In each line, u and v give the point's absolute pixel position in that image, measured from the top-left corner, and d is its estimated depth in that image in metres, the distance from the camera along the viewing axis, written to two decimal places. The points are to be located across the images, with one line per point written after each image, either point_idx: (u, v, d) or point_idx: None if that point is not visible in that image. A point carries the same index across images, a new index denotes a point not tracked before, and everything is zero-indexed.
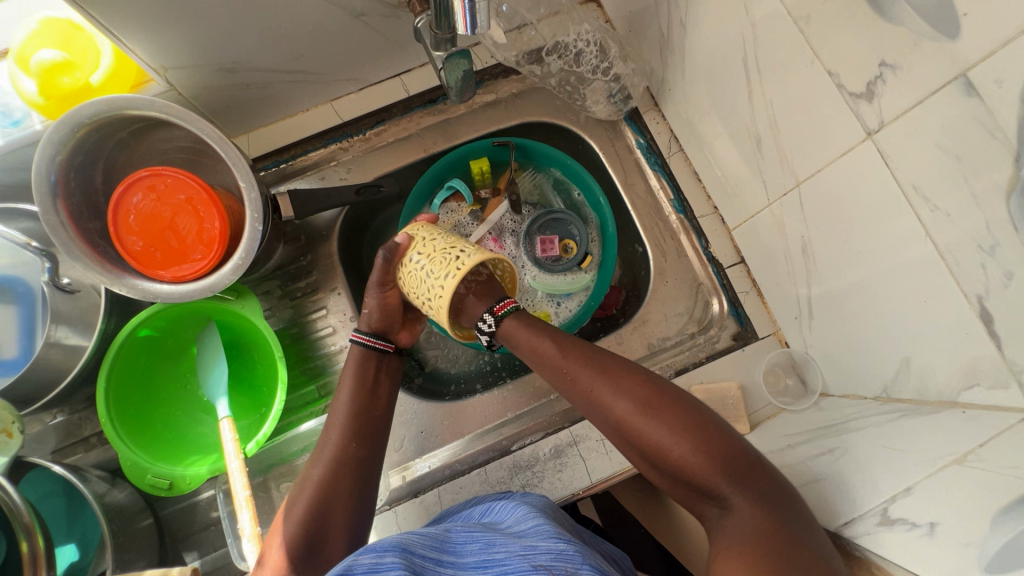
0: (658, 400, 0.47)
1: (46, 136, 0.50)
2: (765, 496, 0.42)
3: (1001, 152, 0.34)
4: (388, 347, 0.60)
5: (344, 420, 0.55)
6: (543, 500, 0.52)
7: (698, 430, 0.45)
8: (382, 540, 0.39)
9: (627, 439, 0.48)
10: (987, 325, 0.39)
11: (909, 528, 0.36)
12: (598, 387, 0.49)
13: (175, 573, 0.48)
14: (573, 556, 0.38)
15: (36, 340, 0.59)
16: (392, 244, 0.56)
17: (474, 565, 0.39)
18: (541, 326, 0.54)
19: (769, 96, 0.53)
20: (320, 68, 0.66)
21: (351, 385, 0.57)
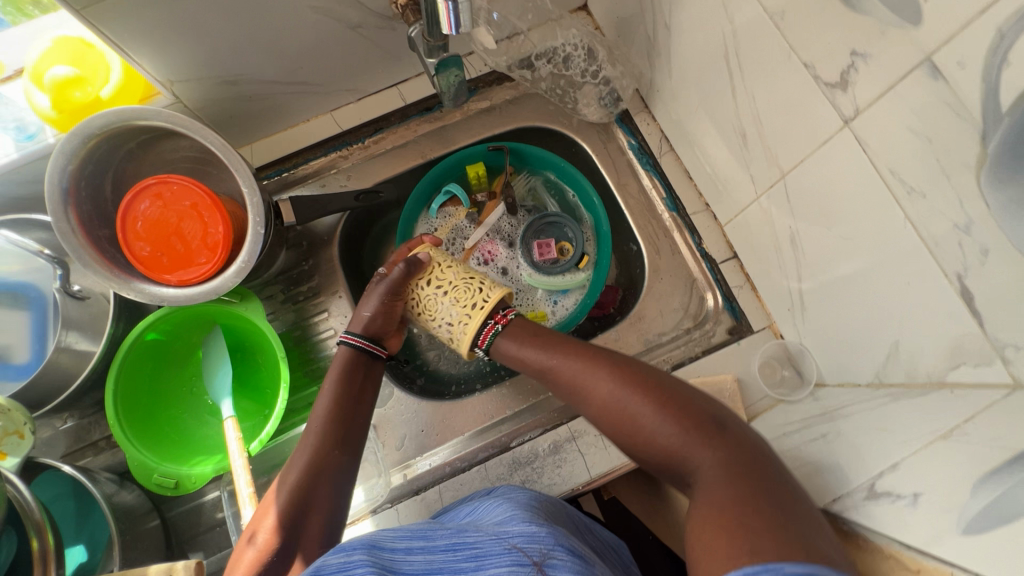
0: (632, 379, 0.48)
1: (59, 147, 0.53)
2: (739, 460, 0.40)
3: (968, 130, 0.35)
4: (382, 352, 0.62)
5: (327, 423, 0.55)
6: (526, 493, 0.53)
7: (674, 403, 0.45)
8: (349, 541, 0.39)
9: (607, 422, 0.48)
10: (969, 303, 0.40)
11: (895, 501, 0.37)
12: (579, 374, 0.50)
13: (179, 567, 0.49)
14: (547, 537, 0.40)
15: (47, 344, 0.61)
16: (414, 260, 0.61)
17: (444, 547, 0.39)
18: (529, 328, 0.56)
19: (751, 91, 0.55)
20: (319, 79, 0.69)
21: (334, 385, 0.58)
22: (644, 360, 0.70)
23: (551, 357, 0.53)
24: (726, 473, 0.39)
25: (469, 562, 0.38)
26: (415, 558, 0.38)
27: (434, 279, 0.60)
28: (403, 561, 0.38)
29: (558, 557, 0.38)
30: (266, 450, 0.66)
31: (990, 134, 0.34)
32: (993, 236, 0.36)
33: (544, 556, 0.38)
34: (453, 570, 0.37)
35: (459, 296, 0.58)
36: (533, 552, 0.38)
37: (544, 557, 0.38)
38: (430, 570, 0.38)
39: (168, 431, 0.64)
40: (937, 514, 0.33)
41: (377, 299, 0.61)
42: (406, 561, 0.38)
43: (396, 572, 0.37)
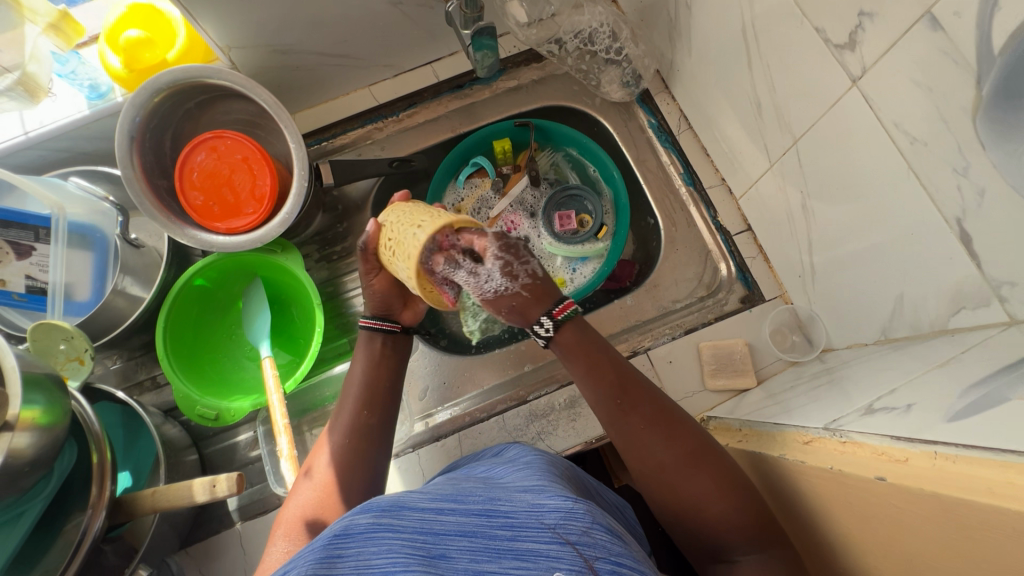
0: (701, 454, 0.50)
1: (131, 100, 0.59)
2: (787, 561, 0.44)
3: (965, 77, 0.38)
4: (394, 326, 0.63)
5: (359, 390, 0.59)
6: (547, 462, 0.53)
7: (737, 493, 0.48)
8: (380, 497, 0.37)
9: (663, 484, 0.50)
10: (967, 246, 0.43)
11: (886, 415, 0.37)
12: (649, 431, 0.51)
13: (224, 479, 0.52)
14: (584, 513, 0.39)
15: (107, 283, 0.66)
16: (367, 233, 0.58)
17: (478, 512, 0.38)
18: (598, 351, 0.54)
19: (767, 62, 0.58)
20: (361, 53, 0.74)
21: (365, 360, 0.62)
22: (659, 325, 0.73)
23: (621, 398, 0.52)
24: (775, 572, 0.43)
25: (504, 532, 0.37)
26: (449, 520, 0.37)
27: (385, 237, 0.55)
28: (437, 522, 0.36)
29: (596, 535, 0.38)
30: (299, 394, 0.71)
31: (984, 78, 0.37)
32: (988, 176, 0.39)
33: (583, 533, 0.38)
34: (488, 537, 0.37)
35: (399, 248, 0.51)
36: (570, 529, 0.38)
37: (583, 534, 0.38)
38: (464, 533, 0.36)
39: (209, 371, 0.69)
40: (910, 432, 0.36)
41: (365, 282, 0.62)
42: (439, 521, 0.36)
43: (432, 535, 0.35)
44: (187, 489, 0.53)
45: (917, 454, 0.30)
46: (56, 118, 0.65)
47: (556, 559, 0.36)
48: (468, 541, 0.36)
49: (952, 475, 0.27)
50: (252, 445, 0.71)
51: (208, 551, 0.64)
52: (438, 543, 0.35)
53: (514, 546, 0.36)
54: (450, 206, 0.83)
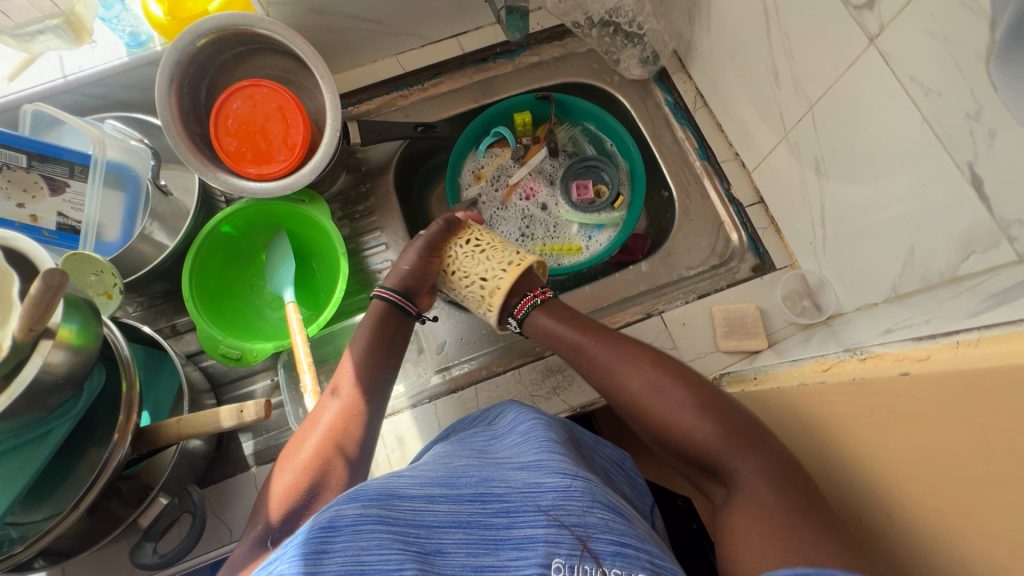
0: (666, 377, 0.53)
1: (175, 42, 0.61)
2: (776, 466, 0.44)
3: (980, 23, 0.41)
4: (412, 309, 0.65)
5: (359, 369, 0.59)
6: (550, 433, 0.50)
7: (710, 406, 0.49)
8: (368, 486, 0.38)
9: (639, 415, 0.53)
10: (978, 189, 0.45)
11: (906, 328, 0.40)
12: (612, 364, 0.56)
13: (251, 407, 0.53)
14: (580, 492, 0.41)
15: (136, 224, 0.68)
16: (452, 218, 0.69)
17: (470, 499, 0.40)
18: (561, 312, 0.62)
19: (786, 32, 0.61)
20: (392, 20, 0.77)
21: (365, 341, 0.61)
22: (672, 289, 0.75)
23: (583, 341, 0.58)
24: (766, 481, 0.43)
25: (500, 520, 0.39)
26: (440, 511, 0.38)
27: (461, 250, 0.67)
28: (428, 513, 0.38)
29: (596, 516, 0.40)
30: (319, 343, 0.73)
31: (998, 21, 0.39)
32: (1000, 117, 0.41)
33: (581, 514, 0.40)
34: (483, 527, 0.38)
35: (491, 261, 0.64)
36: (569, 511, 0.40)
37: (582, 515, 0.40)
38: (457, 524, 0.38)
39: (231, 317, 0.71)
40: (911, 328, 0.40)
41: (415, 254, 0.67)
42: (431, 512, 0.38)
43: (424, 529, 0.37)
44: (214, 414, 0.53)
45: (940, 349, 0.32)
46: (94, 63, 0.66)
47: (555, 544, 0.37)
48: (462, 533, 0.38)
49: (977, 356, 0.29)
50: (268, 393, 0.71)
51: (222, 493, 0.64)
52: (432, 538, 0.36)
53: (511, 535, 0.38)
54: (469, 173, 0.86)
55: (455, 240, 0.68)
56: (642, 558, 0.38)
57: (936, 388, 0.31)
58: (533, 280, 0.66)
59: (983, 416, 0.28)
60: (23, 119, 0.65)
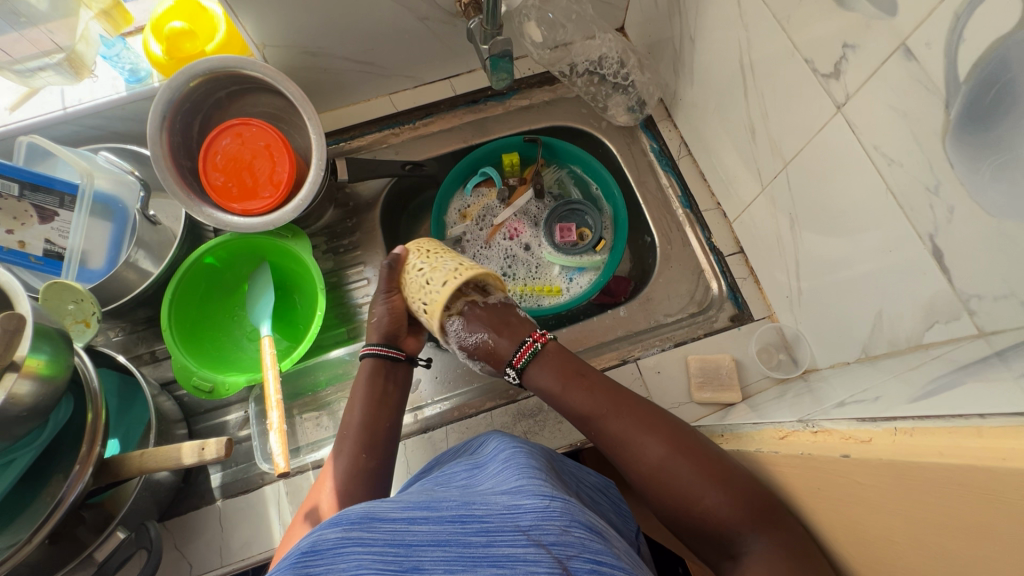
0: (685, 448, 0.50)
1: (169, 83, 0.63)
2: (795, 539, 0.41)
3: (936, 102, 0.41)
4: (399, 355, 0.65)
5: (358, 431, 0.58)
6: (530, 461, 0.49)
7: (722, 475, 0.47)
8: (350, 510, 0.37)
9: (654, 485, 0.50)
10: (939, 261, 0.45)
11: (861, 402, 0.40)
12: (626, 432, 0.53)
13: (212, 445, 0.54)
14: (558, 513, 0.40)
15: (121, 253, 0.69)
16: (393, 255, 0.66)
17: (451, 519, 0.38)
18: (570, 369, 0.59)
19: (762, 93, 0.62)
20: (385, 62, 0.79)
21: (364, 399, 0.61)
22: (650, 336, 0.75)
23: (595, 406, 0.56)
24: (778, 551, 0.40)
25: (479, 538, 0.37)
26: (421, 530, 0.36)
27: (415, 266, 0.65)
28: (408, 532, 0.36)
29: (574, 534, 0.38)
30: (295, 377, 0.73)
31: (951, 102, 0.40)
32: (956, 194, 0.42)
33: (560, 533, 0.38)
34: (463, 545, 0.36)
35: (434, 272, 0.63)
36: (547, 531, 0.38)
37: (560, 534, 0.38)
38: (437, 542, 0.36)
39: (207, 348, 0.71)
40: (861, 402, 0.39)
41: (380, 303, 0.66)
42: (411, 531, 0.36)
43: (404, 547, 0.35)
44: (176, 450, 0.54)
45: (880, 433, 0.32)
46: (94, 96, 0.69)
47: (534, 562, 0.36)
48: (442, 551, 0.36)
49: (912, 445, 0.29)
50: (241, 425, 0.72)
51: (186, 526, 0.64)
52: (411, 556, 0.35)
53: (490, 552, 0.36)
54: (456, 212, 0.88)
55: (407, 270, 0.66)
56: (616, 574, 0.37)
57: (873, 474, 0.31)
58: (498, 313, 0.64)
59: (918, 508, 0.28)
60: (19, 149, 0.67)
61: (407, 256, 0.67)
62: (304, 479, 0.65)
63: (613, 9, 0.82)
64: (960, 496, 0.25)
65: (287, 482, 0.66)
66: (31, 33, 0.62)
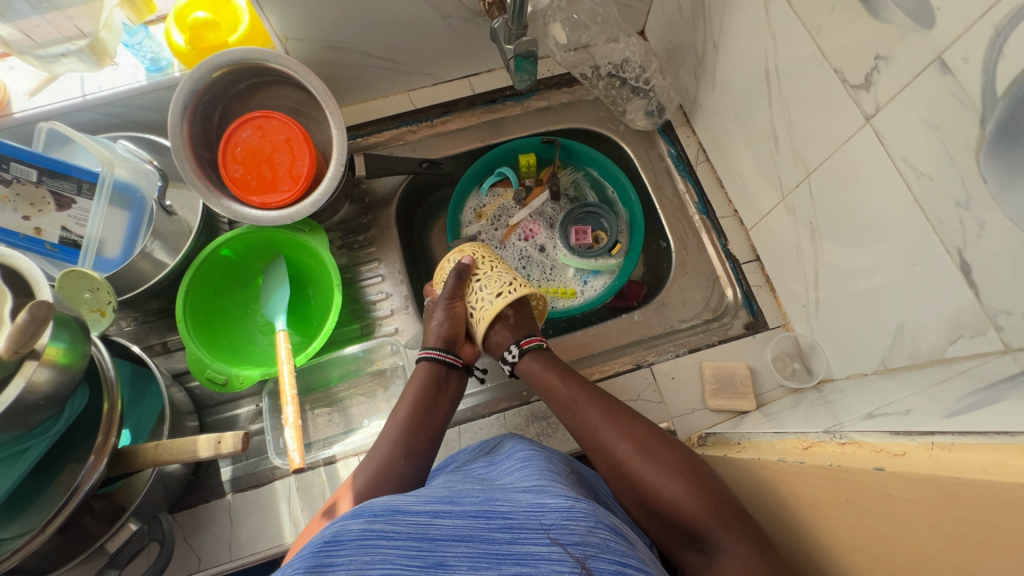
0: (652, 449, 0.53)
1: (192, 73, 0.63)
2: (759, 543, 0.45)
3: (971, 117, 0.41)
4: (456, 361, 0.64)
5: (397, 434, 0.56)
6: (547, 464, 0.50)
7: (687, 474, 0.50)
8: (372, 501, 0.36)
9: (624, 478, 0.53)
10: (966, 275, 0.45)
11: (888, 415, 0.40)
12: (600, 427, 0.56)
13: (229, 439, 0.54)
14: (583, 513, 0.39)
15: (138, 243, 0.69)
16: (461, 264, 0.67)
17: (474, 515, 0.37)
18: (555, 365, 0.61)
19: (786, 102, 0.62)
20: (405, 59, 0.79)
21: (409, 401, 0.59)
22: (664, 341, 0.75)
23: (572, 402, 0.58)
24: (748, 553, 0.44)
25: (503, 535, 0.37)
26: (445, 524, 0.36)
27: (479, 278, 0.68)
28: (432, 526, 0.36)
29: (598, 535, 0.38)
30: (308, 372, 0.73)
31: (987, 117, 0.40)
32: (989, 210, 0.42)
33: (585, 534, 0.38)
34: (486, 542, 0.36)
35: (492, 285, 0.66)
36: (571, 531, 0.38)
37: (585, 534, 0.38)
38: (461, 538, 0.36)
39: (220, 340, 0.71)
40: (889, 415, 0.39)
41: (441, 307, 0.66)
42: (435, 525, 0.36)
43: (428, 541, 0.35)
44: (191, 443, 0.54)
45: (915, 447, 0.32)
46: (114, 85, 0.69)
47: (558, 562, 0.36)
48: (466, 546, 0.35)
49: (952, 461, 0.29)
50: (252, 418, 0.71)
51: (195, 520, 0.63)
52: (436, 551, 0.35)
53: (513, 550, 0.36)
54: (471, 211, 0.87)
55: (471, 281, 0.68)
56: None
57: (908, 489, 0.31)
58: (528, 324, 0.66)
59: (957, 524, 0.28)
60: (38, 135, 0.67)
61: (474, 267, 0.68)
62: (316, 475, 0.65)
63: (635, 13, 0.82)
64: (1003, 513, 0.25)
65: (298, 477, 0.65)
66: (54, 19, 0.62)
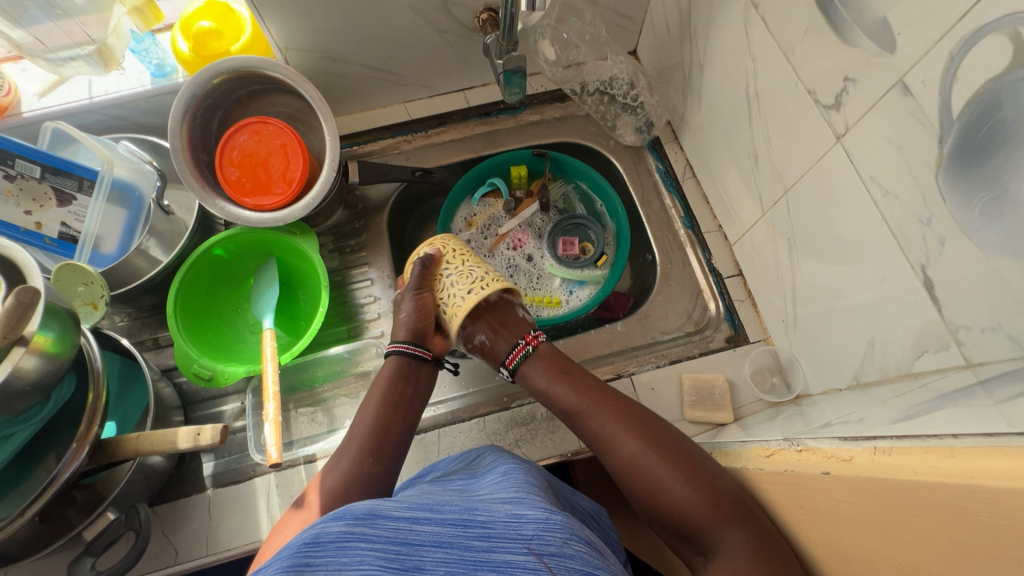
0: (661, 444, 0.51)
1: (193, 79, 0.65)
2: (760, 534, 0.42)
3: (931, 137, 0.43)
4: (426, 354, 0.63)
5: (367, 431, 0.56)
6: (528, 478, 0.49)
7: (694, 473, 0.48)
8: (353, 504, 0.35)
9: (628, 478, 0.51)
10: (930, 292, 0.46)
11: (845, 423, 0.41)
12: (606, 428, 0.54)
13: (208, 432, 0.55)
14: (560, 525, 0.37)
15: (133, 240, 0.71)
16: (427, 255, 0.65)
17: (454, 522, 0.36)
18: (558, 366, 0.60)
19: (765, 120, 0.64)
20: (401, 71, 0.81)
21: (378, 397, 0.59)
22: (646, 352, 0.76)
23: (577, 403, 0.57)
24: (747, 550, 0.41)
25: (480, 543, 0.35)
26: (424, 530, 0.35)
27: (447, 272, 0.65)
28: (411, 531, 0.35)
29: (575, 547, 0.36)
30: (294, 371, 0.75)
31: (944, 137, 0.42)
32: (950, 228, 0.43)
33: (561, 544, 0.36)
34: (464, 548, 0.35)
35: (464, 282, 0.63)
36: (548, 542, 0.36)
37: (562, 545, 0.36)
38: (440, 544, 0.35)
39: (210, 337, 0.73)
40: (847, 423, 0.40)
41: (406, 299, 0.64)
42: (414, 530, 0.35)
43: (406, 546, 0.34)
44: (171, 433, 0.55)
45: (859, 452, 0.33)
46: (119, 88, 0.71)
47: (534, 572, 0.34)
48: (444, 553, 0.34)
49: (889, 463, 0.30)
50: (236, 415, 0.73)
51: (175, 513, 0.64)
52: (413, 555, 0.33)
53: (490, 558, 0.34)
54: (462, 220, 0.89)
55: (438, 272, 0.65)
56: None
57: (851, 491, 0.31)
58: (514, 330, 0.64)
59: (894, 524, 0.28)
60: (43, 134, 0.69)
61: (441, 257, 0.66)
62: (295, 473, 0.65)
63: (626, 32, 0.85)
64: (930, 512, 0.26)
65: (278, 474, 0.66)
66: (66, 24, 0.65)
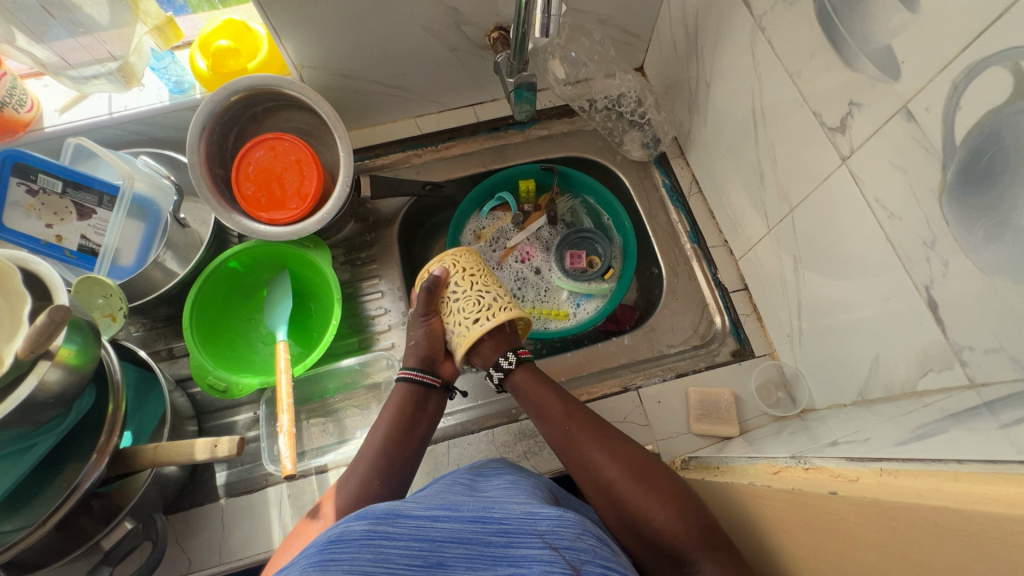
0: (645, 472, 0.54)
1: (212, 96, 0.67)
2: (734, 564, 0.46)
3: (935, 162, 0.44)
4: (433, 381, 0.64)
5: (377, 452, 0.57)
6: (536, 489, 0.51)
7: (676, 502, 0.51)
8: (375, 505, 0.36)
9: (613, 501, 0.53)
10: (934, 312, 0.47)
11: (850, 442, 0.42)
12: (594, 451, 0.56)
13: (224, 444, 0.56)
14: (573, 521, 0.39)
15: (151, 253, 0.72)
16: (433, 276, 0.63)
17: (472, 519, 0.37)
18: (549, 386, 0.61)
19: (770, 139, 0.65)
20: (413, 87, 0.83)
21: (390, 417, 0.60)
22: (653, 365, 0.77)
23: (567, 425, 0.58)
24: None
25: (498, 538, 0.37)
26: (444, 527, 0.36)
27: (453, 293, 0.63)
28: (432, 528, 0.36)
29: (587, 541, 0.38)
30: (306, 382, 0.76)
31: (948, 163, 0.43)
32: (953, 250, 0.44)
33: (574, 539, 0.37)
34: (483, 544, 0.36)
35: (469, 307, 0.62)
36: (561, 536, 0.37)
37: (575, 539, 0.37)
38: (459, 539, 0.36)
39: (223, 348, 0.74)
40: (853, 442, 0.41)
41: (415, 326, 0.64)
42: (435, 527, 0.36)
43: (428, 542, 0.35)
44: (189, 445, 0.56)
45: (866, 472, 0.34)
46: (139, 104, 0.74)
47: (549, 563, 0.35)
48: (464, 548, 0.35)
49: (896, 486, 0.31)
50: (249, 425, 0.74)
51: (189, 522, 0.65)
52: (435, 551, 0.35)
53: (508, 553, 0.36)
54: (471, 232, 0.91)
55: (444, 292, 0.64)
56: None
57: (857, 511, 0.32)
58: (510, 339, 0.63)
59: (899, 545, 0.29)
60: (65, 149, 0.71)
61: (447, 276, 0.64)
62: (307, 483, 0.66)
63: (633, 50, 0.86)
64: (935, 534, 0.27)
65: (290, 485, 0.67)
66: (88, 42, 0.67)
